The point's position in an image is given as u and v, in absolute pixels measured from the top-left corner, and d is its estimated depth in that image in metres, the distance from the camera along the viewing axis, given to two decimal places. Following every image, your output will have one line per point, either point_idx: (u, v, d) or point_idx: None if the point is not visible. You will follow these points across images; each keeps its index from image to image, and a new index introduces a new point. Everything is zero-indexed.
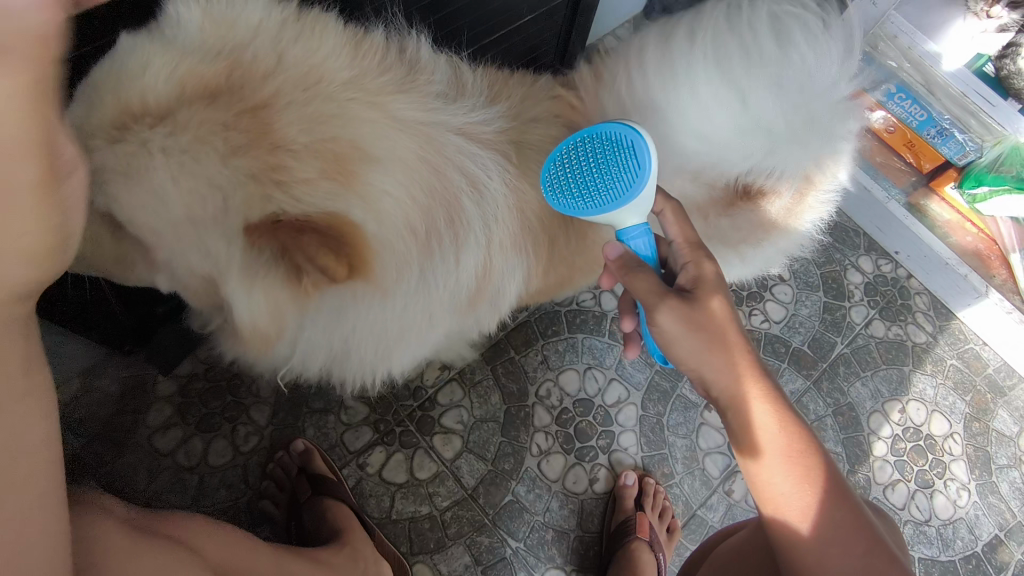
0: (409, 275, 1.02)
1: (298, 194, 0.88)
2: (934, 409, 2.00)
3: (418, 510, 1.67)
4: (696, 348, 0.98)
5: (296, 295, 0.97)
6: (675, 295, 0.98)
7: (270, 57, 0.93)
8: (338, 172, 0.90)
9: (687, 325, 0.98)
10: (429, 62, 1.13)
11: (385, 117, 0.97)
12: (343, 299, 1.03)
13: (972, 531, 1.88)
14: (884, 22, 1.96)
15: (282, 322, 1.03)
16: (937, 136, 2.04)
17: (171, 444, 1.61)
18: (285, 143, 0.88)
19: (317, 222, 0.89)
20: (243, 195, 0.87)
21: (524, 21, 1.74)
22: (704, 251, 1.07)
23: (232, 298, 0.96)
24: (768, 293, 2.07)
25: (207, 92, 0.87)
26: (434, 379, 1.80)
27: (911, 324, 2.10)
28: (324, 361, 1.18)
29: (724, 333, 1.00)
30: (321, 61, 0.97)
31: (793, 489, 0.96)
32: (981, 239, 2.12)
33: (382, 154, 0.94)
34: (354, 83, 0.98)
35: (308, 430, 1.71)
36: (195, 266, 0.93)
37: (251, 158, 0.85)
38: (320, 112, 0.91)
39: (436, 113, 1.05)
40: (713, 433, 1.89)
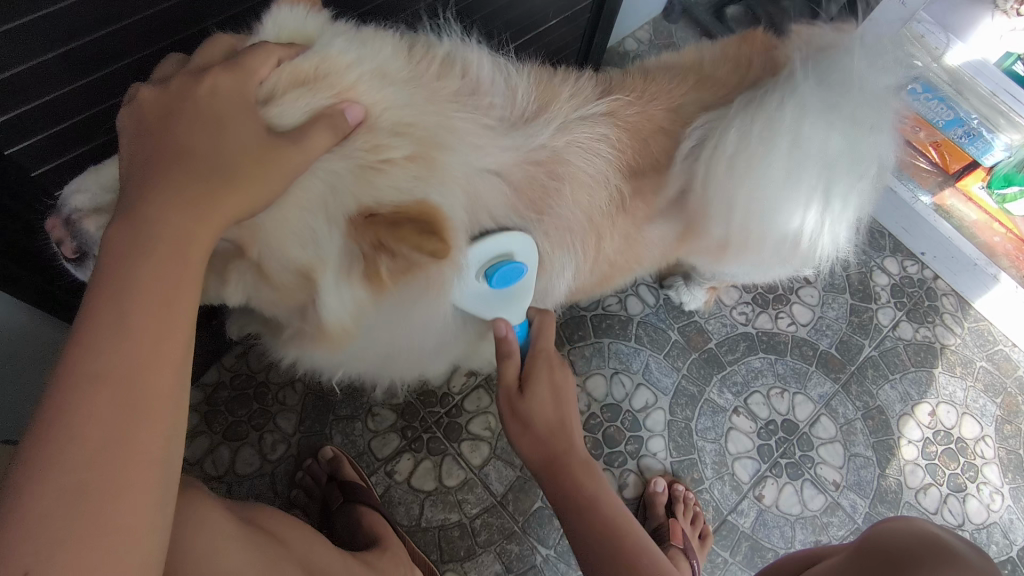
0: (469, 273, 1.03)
1: (390, 180, 0.87)
2: (965, 412, 1.98)
3: (448, 518, 1.65)
4: (516, 424, 1.14)
5: (374, 290, 0.97)
6: (512, 385, 1.12)
7: (347, 53, 0.91)
8: (422, 155, 0.90)
9: (513, 408, 1.12)
10: (464, 51, 1.11)
11: (438, 109, 0.96)
12: (407, 297, 1.00)
13: (1007, 536, 1.85)
14: (911, 23, 1.96)
15: (362, 316, 1.02)
16: (965, 137, 2.02)
17: (197, 453, 1.60)
18: (373, 127, 0.88)
19: (413, 211, 0.87)
20: (355, 177, 0.86)
21: (549, 24, 1.76)
22: (558, 359, 1.16)
23: (319, 295, 0.94)
24: (794, 295, 2.07)
25: (300, 81, 0.85)
26: (461, 385, 1.80)
27: (940, 326, 2.08)
28: (367, 360, 1.19)
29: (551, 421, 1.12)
30: (365, 51, 0.95)
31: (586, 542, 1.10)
32: (1011, 240, 2.08)
33: (448, 132, 0.95)
34: (417, 81, 0.98)
35: (336, 437, 1.70)
36: (292, 261, 0.89)
37: (357, 139, 0.86)
38: (400, 100, 0.91)
39: (476, 108, 1.04)
40: (743, 438, 1.86)
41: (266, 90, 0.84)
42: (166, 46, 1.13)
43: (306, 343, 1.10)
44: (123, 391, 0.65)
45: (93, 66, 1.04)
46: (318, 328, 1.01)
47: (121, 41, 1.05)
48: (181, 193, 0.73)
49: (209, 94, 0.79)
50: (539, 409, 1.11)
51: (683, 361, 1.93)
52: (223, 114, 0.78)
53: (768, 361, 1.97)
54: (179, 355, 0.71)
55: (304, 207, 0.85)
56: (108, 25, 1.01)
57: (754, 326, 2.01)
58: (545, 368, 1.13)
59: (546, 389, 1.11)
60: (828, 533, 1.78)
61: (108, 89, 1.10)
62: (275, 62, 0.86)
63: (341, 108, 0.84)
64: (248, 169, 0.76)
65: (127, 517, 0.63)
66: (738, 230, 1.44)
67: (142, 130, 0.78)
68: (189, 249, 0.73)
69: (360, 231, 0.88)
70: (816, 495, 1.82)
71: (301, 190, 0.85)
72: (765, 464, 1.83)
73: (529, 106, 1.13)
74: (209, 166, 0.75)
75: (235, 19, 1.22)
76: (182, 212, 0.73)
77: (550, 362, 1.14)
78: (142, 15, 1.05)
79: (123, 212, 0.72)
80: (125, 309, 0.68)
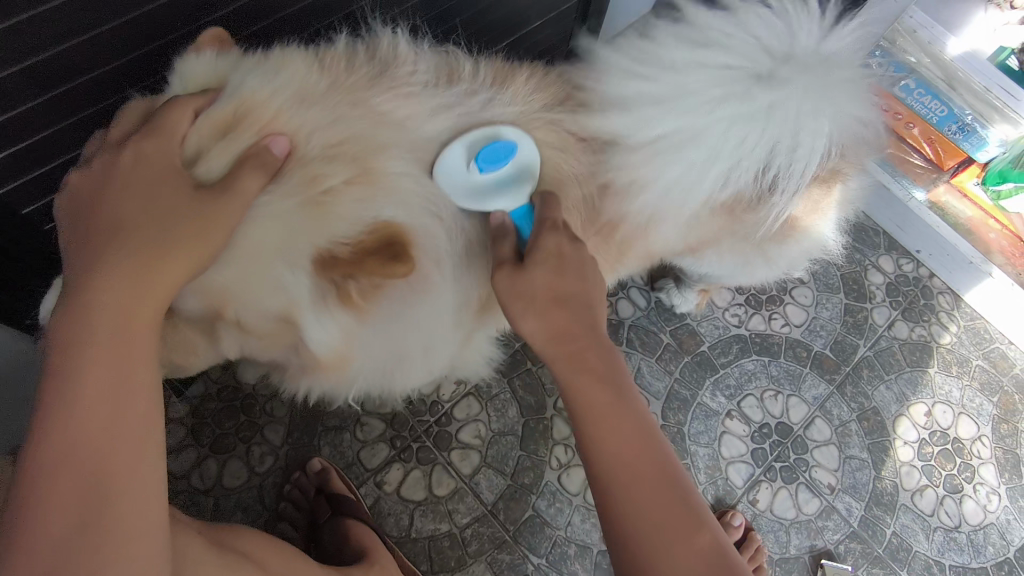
0: (445, 272, 1.02)
1: (331, 210, 0.87)
2: (961, 411, 1.96)
3: (438, 528, 1.64)
4: (516, 311, 0.93)
5: (358, 313, 0.97)
6: (511, 262, 0.93)
7: (265, 89, 0.90)
8: (363, 174, 0.90)
9: (519, 292, 0.92)
10: (412, 56, 1.05)
11: (372, 120, 0.94)
12: (395, 306, 1.00)
13: (1004, 537, 1.83)
14: (903, 16, 1.98)
15: (353, 340, 1.03)
16: (959, 132, 1.99)
17: (186, 467, 1.59)
18: (305, 155, 0.88)
19: (368, 241, 0.87)
20: (307, 219, 0.86)
21: (532, 26, 1.87)
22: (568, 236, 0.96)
23: (304, 329, 0.94)
24: (787, 296, 2.05)
25: (221, 129, 0.86)
26: (451, 394, 1.78)
27: (935, 325, 2.05)
28: (354, 383, 1.19)
29: (567, 303, 0.94)
30: (297, 79, 0.94)
31: (617, 469, 0.91)
32: (1006, 236, 2.04)
33: (387, 141, 0.93)
34: (354, 99, 0.95)
35: (324, 448, 1.68)
36: (265, 309, 0.90)
37: (290, 174, 0.86)
38: (334, 123, 0.91)
39: (419, 117, 0.98)
40: (737, 442, 1.84)
41: (192, 148, 0.85)
42: (132, 58, 1.13)
43: (309, 376, 1.12)
44: (96, 435, 0.72)
45: (53, 82, 1.04)
46: (314, 361, 1.04)
47: (83, 56, 1.05)
48: (124, 249, 0.77)
49: (134, 160, 0.81)
50: (546, 288, 0.92)
51: (675, 365, 1.91)
52: (151, 177, 0.80)
53: (761, 362, 1.95)
54: (144, 393, 0.77)
55: (257, 256, 0.85)
56: (65, 40, 1.01)
57: (747, 328, 1.99)
58: (553, 238, 0.95)
59: (549, 264, 0.93)
60: (823, 538, 1.77)
61: (73, 103, 1.10)
62: (192, 113, 0.86)
63: (266, 143, 0.85)
64: (195, 213, 0.78)
65: (114, 555, 0.69)
66: (718, 230, 1.38)
67: (87, 192, 0.82)
68: (139, 294, 0.76)
69: (328, 269, 0.88)
70: (810, 499, 1.80)
71: (247, 241, 0.84)
72: (759, 468, 1.82)
73: (487, 104, 1.06)
74: (151, 220, 0.78)
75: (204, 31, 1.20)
76: (125, 264, 0.76)
77: (557, 233, 0.95)
78: (106, 25, 1.05)
79: (74, 271, 0.77)
80: (83, 359, 0.73)
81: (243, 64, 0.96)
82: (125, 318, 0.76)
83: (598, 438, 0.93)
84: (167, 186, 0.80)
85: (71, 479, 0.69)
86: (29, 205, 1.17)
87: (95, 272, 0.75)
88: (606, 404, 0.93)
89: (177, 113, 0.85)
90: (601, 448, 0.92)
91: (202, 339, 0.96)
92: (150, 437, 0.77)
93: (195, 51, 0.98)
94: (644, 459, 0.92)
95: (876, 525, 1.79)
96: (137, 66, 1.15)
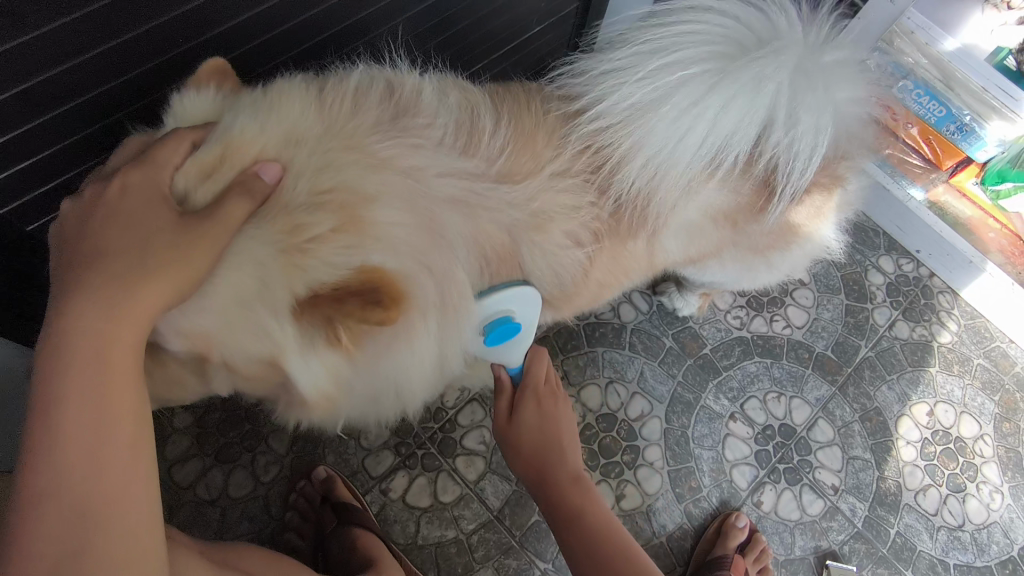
0: (430, 322, 0.97)
1: (322, 255, 0.85)
2: (963, 411, 1.96)
3: (445, 535, 1.64)
4: (511, 450, 1.45)
5: (346, 354, 0.95)
6: (504, 418, 1.47)
7: (252, 127, 0.89)
8: (350, 223, 0.86)
9: (512, 436, 1.45)
10: (410, 85, 1.06)
11: (366, 156, 0.92)
12: (381, 349, 0.97)
13: (1007, 535, 1.84)
14: (901, 19, 1.93)
15: (341, 380, 1.01)
16: (958, 132, 1.98)
17: (190, 477, 1.59)
18: (290, 202, 0.86)
19: (356, 284, 0.84)
20: (279, 265, 0.84)
21: (532, 33, 1.87)
22: (547, 394, 1.48)
23: (290, 370, 0.93)
24: (789, 297, 2.06)
25: (210, 174, 0.86)
26: (454, 401, 1.78)
27: (935, 324, 2.06)
28: (364, 410, 1.17)
29: (545, 441, 1.43)
30: (291, 111, 0.93)
31: (587, 548, 1.33)
32: (1006, 235, 2.05)
33: (375, 193, 0.89)
34: (349, 130, 0.94)
35: (329, 456, 1.68)
36: (250, 353, 0.89)
37: (275, 223, 0.84)
38: (327, 158, 0.89)
39: (417, 143, 0.98)
40: (740, 444, 1.85)
41: (179, 188, 0.86)
42: (131, 77, 1.13)
43: (301, 411, 1.10)
44: (80, 461, 0.73)
45: (51, 101, 1.04)
46: (302, 399, 1.02)
47: (80, 78, 1.05)
48: (104, 274, 0.78)
49: (122, 189, 0.82)
50: (529, 433, 1.43)
51: (679, 368, 1.91)
52: (135, 205, 0.82)
53: (763, 364, 1.96)
54: (128, 417, 0.78)
55: (232, 298, 0.84)
56: (63, 61, 1.00)
57: (749, 330, 1.99)
58: (533, 399, 1.45)
59: (531, 417, 1.44)
60: (828, 538, 1.77)
61: (72, 123, 1.10)
62: (190, 145, 0.88)
63: (255, 170, 0.85)
64: (178, 240, 0.79)
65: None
66: (722, 243, 1.36)
67: (78, 220, 0.83)
68: (124, 321, 0.77)
69: (307, 313, 0.86)
70: (815, 500, 1.81)
71: (222, 285, 0.84)
72: (763, 471, 1.83)
73: (491, 193, 1.03)
74: (139, 248, 0.79)
75: (203, 46, 1.19)
76: (107, 290, 0.77)
77: (536, 396, 1.45)
78: (101, 48, 1.03)
79: (59, 298, 0.78)
80: (65, 387, 0.74)
81: (241, 101, 0.95)
82: (104, 343, 0.77)
83: (575, 531, 1.36)
84: (151, 213, 0.82)
85: (53, 513, 0.71)
86: (34, 223, 1.21)
87: (79, 298, 0.76)
88: (571, 513, 1.38)
89: (173, 153, 0.86)
90: (575, 535, 1.36)
91: (201, 375, 0.97)
92: (136, 460, 0.79)
93: (193, 87, 0.98)
94: (607, 538, 1.34)
95: (879, 525, 1.80)
96: (137, 84, 1.15)
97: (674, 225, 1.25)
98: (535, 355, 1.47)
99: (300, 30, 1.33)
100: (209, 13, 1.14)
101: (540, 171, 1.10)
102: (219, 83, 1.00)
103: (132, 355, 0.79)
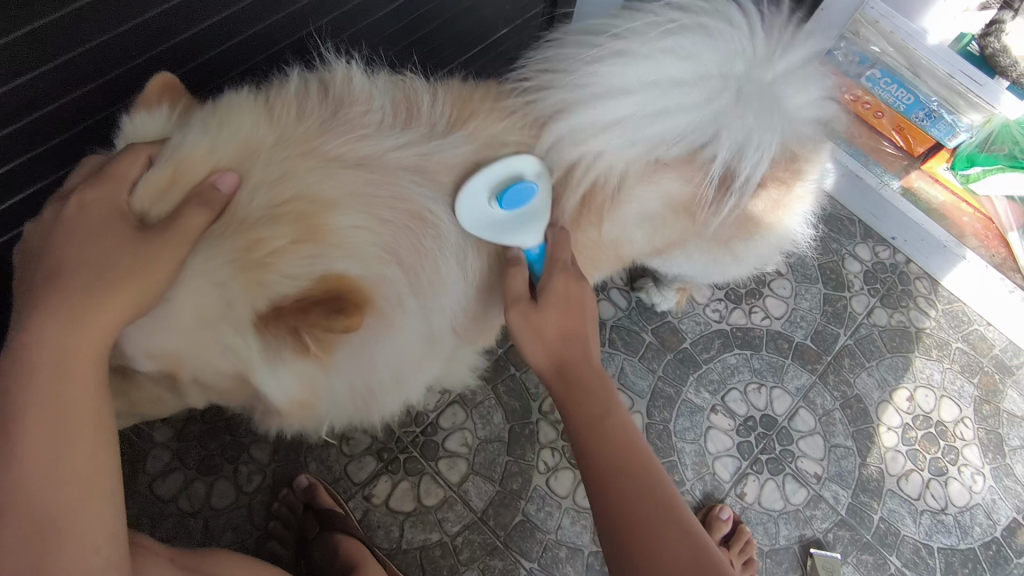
0: (408, 309, 0.98)
1: (277, 268, 0.85)
2: (943, 394, 1.98)
3: (429, 538, 1.64)
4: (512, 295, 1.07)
5: (318, 362, 0.93)
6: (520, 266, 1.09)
7: (202, 145, 0.90)
8: (309, 232, 0.87)
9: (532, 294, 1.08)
10: (365, 91, 1.05)
11: (321, 162, 0.92)
12: (359, 349, 0.97)
13: (990, 516, 1.85)
14: (863, 8, 1.96)
15: (316, 386, 0.99)
16: (927, 119, 2.01)
17: (172, 490, 1.58)
18: (246, 219, 0.86)
19: (319, 292, 0.84)
20: (240, 282, 0.84)
21: (500, 33, 1.89)
22: (575, 274, 1.10)
23: (266, 384, 0.93)
24: (766, 289, 2.07)
25: (163, 193, 0.87)
26: (436, 403, 1.78)
27: (914, 310, 2.07)
28: (342, 418, 1.16)
29: (572, 309, 1.08)
30: (243, 128, 0.93)
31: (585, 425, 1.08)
32: (979, 219, 2.08)
33: (335, 196, 0.90)
34: (304, 146, 0.93)
35: (311, 464, 1.69)
36: (218, 371, 0.91)
37: (230, 240, 0.84)
38: (282, 172, 0.89)
39: (372, 149, 0.97)
40: (722, 436, 1.85)
41: (136, 209, 0.86)
42: (85, 91, 1.13)
43: (277, 418, 1.09)
44: (44, 479, 0.76)
45: (13, 114, 1.05)
46: (276, 407, 1.02)
47: (38, 90, 1.06)
48: (66, 288, 0.79)
49: (80, 207, 0.83)
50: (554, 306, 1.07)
51: (658, 363, 1.92)
52: (94, 222, 0.83)
53: (743, 356, 1.97)
54: (85, 435, 0.80)
55: (194, 319, 0.85)
56: (20, 75, 1.01)
57: (728, 323, 2.00)
58: (561, 279, 1.08)
59: (558, 301, 1.07)
60: (812, 527, 1.78)
61: (31, 138, 1.11)
62: (145, 160, 0.89)
63: (211, 181, 0.86)
64: (134, 258, 0.80)
65: None
66: (684, 232, 1.38)
67: (40, 237, 0.84)
68: (86, 337, 0.78)
69: (271, 325, 0.85)
70: (798, 489, 1.81)
71: (182, 305, 0.84)
72: (746, 462, 1.83)
73: (436, 146, 1.03)
74: (95, 265, 0.80)
75: (157, 58, 1.19)
76: (64, 307, 0.78)
77: (566, 275, 1.09)
78: (61, 59, 1.05)
79: (24, 312, 0.79)
80: (23, 404, 0.76)
81: (191, 119, 0.96)
82: (66, 358, 0.78)
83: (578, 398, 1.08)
84: (106, 229, 0.83)
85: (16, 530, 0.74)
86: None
87: (40, 313, 0.78)
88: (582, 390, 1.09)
89: (123, 174, 0.86)
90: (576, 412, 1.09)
91: (167, 393, 0.97)
92: (94, 481, 0.80)
93: (144, 106, 0.99)
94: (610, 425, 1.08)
95: (863, 512, 1.81)
96: (99, 95, 1.16)
97: (630, 218, 1.27)
98: (559, 234, 1.12)
99: (257, 38, 1.34)
100: (166, 21, 1.15)
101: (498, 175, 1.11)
102: (172, 102, 1.00)
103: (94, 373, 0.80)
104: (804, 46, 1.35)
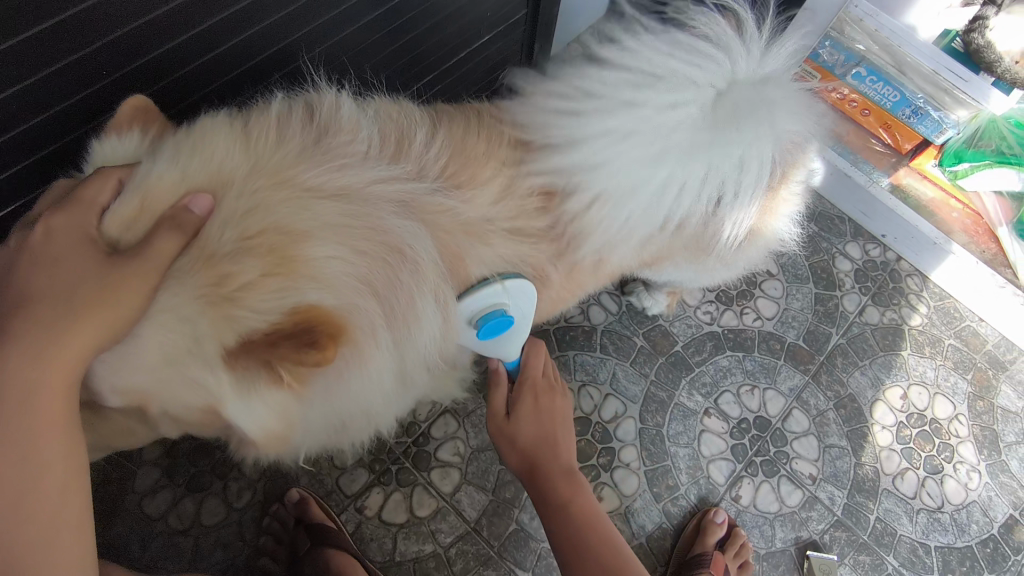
0: (382, 342, 0.95)
1: (247, 302, 0.83)
2: (937, 392, 1.97)
3: (422, 549, 1.63)
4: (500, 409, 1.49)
5: (292, 393, 0.92)
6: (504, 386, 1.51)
7: (173, 175, 0.89)
8: (281, 264, 0.85)
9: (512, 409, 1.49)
10: (353, 118, 1.05)
11: (297, 193, 0.91)
12: (334, 378, 0.95)
13: (986, 513, 1.84)
14: (847, 7, 1.97)
15: (291, 416, 0.98)
16: (914, 116, 2.02)
17: (161, 508, 1.57)
18: (218, 251, 0.84)
19: (290, 327, 0.82)
20: (208, 318, 0.83)
21: (482, 41, 1.88)
22: (547, 385, 1.55)
23: (239, 417, 0.92)
24: (757, 290, 2.06)
25: (132, 222, 0.86)
26: (428, 413, 1.77)
27: (906, 308, 2.07)
28: (318, 443, 1.14)
29: (543, 415, 1.50)
30: (218, 156, 0.92)
31: (556, 508, 1.41)
32: (968, 214, 2.08)
33: (310, 228, 0.88)
34: (280, 179, 0.91)
35: (301, 477, 1.67)
36: (189, 405, 0.89)
37: (201, 276, 0.83)
38: (253, 204, 0.88)
39: (352, 178, 0.96)
40: (716, 439, 1.84)
41: (106, 236, 0.86)
42: (56, 111, 1.12)
43: (252, 449, 1.08)
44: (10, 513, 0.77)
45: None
46: (252, 439, 1.00)
47: (14, 108, 1.05)
48: (32, 319, 0.79)
49: (45, 233, 0.83)
50: (527, 415, 1.48)
51: (650, 367, 1.91)
52: (59, 251, 0.82)
53: (734, 358, 1.96)
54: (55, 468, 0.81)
55: (164, 354, 0.84)
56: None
57: (720, 325, 2.00)
58: (532, 394, 1.50)
59: (532, 409, 1.49)
60: (808, 528, 1.77)
61: (9, 153, 1.11)
62: (116, 185, 0.88)
63: (184, 204, 0.86)
64: (100, 291, 0.79)
65: None
66: (672, 245, 1.37)
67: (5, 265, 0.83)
68: (54, 370, 0.78)
69: (242, 359, 0.83)
70: (793, 491, 1.81)
71: (147, 343, 0.84)
72: (740, 464, 1.82)
73: (423, 190, 1.03)
74: (61, 296, 0.80)
75: (130, 79, 1.17)
76: (30, 341, 0.78)
77: (535, 389, 1.51)
78: (36, 77, 1.03)
79: None
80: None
81: (164, 145, 0.95)
82: (33, 392, 0.78)
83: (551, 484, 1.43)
84: (73, 261, 0.82)
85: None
86: None
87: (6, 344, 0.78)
88: (553, 479, 1.43)
89: (90, 205, 0.85)
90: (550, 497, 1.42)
91: (145, 424, 0.97)
92: (67, 508, 0.84)
93: (115, 131, 0.98)
94: (575, 506, 1.41)
95: (859, 512, 1.80)
96: (78, 110, 1.15)
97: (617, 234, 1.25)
98: (533, 349, 1.54)
99: (235, 51, 1.31)
100: (140, 37, 1.12)
101: (481, 191, 1.10)
102: (144, 126, 0.99)
103: (62, 409, 0.80)
104: (782, 51, 1.34)
